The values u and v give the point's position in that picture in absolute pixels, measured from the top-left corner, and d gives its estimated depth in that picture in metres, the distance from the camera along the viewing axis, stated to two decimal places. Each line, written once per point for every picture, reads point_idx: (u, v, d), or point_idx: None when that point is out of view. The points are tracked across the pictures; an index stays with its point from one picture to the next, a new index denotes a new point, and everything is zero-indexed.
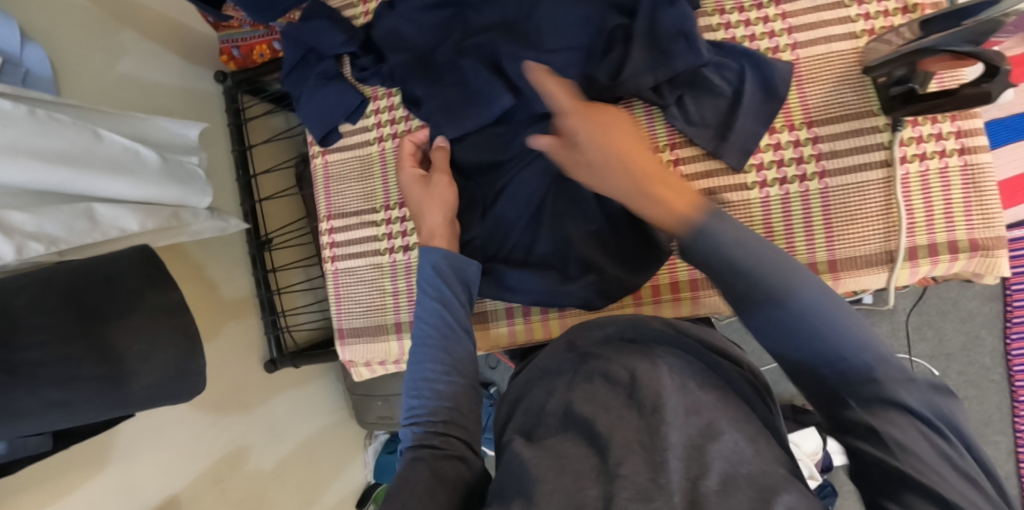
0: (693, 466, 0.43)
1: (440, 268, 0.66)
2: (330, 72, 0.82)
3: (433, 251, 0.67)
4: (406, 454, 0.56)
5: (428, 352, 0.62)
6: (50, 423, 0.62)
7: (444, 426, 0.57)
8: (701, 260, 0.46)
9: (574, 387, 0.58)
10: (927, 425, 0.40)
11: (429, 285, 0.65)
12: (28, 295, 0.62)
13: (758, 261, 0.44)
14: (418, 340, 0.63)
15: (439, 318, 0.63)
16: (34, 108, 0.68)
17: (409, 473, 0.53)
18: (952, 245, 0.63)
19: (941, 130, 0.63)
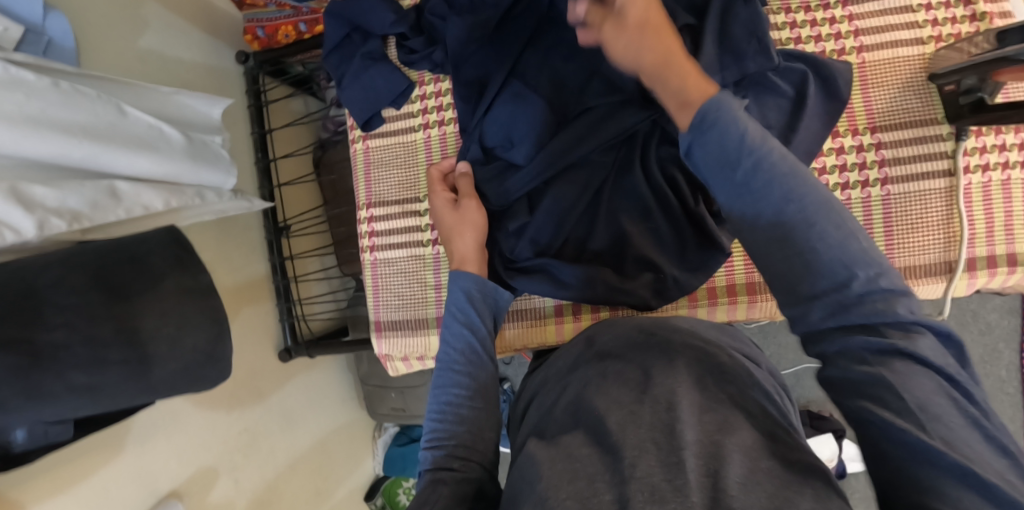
0: (711, 463, 0.43)
1: (472, 295, 0.65)
2: (376, 52, 0.82)
3: (467, 276, 0.66)
4: (425, 475, 0.52)
5: (453, 377, 0.59)
6: (75, 408, 0.59)
7: (463, 449, 0.54)
8: (726, 188, 0.46)
9: (589, 380, 0.56)
10: (944, 382, 0.38)
11: (460, 308, 0.64)
12: (54, 276, 0.59)
13: (790, 195, 0.44)
14: (441, 362, 0.61)
15: (466, 343, 0.61)
16: (57, 79, 0.63)
17: (430, 495, 0.49)
18: (1010, 258, 0.64)
19: (1004, 141, 0.64)
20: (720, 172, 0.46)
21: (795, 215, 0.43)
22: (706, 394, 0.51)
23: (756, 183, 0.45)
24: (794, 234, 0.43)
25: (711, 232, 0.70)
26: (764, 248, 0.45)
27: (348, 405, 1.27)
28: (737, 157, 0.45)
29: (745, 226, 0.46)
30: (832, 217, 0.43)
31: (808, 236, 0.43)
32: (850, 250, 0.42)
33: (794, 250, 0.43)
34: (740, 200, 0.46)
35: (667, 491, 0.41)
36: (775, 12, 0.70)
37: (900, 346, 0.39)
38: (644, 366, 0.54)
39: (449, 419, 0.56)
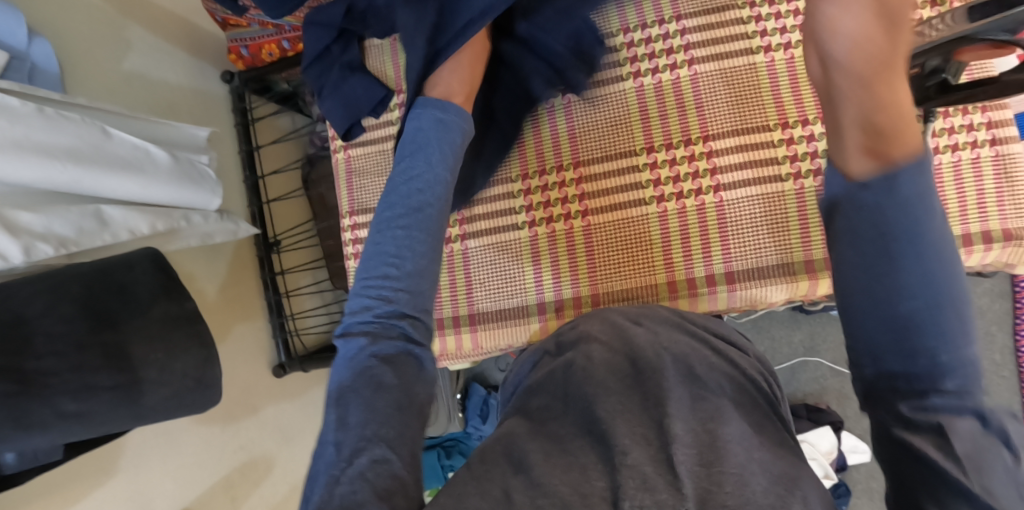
0: (706, 454, 0.44)
1: (444, 123, 0.64)
2: (354, 63, 0.83)
3: (455, 113, 0.65)
4: (365, 343, 0.51)
5: (411, 220, 0.57)
6: (65, 437, 0.58)
7: (408, 303, 0.54)
8: (869, 258, 0.44)
9: (575, 358, 0.56)
10: (1001, 445, 0.41)
11: (443, 146, 0.62)
12: (43, 303, 0.59)
13: (937, 297, 0.42)
14: (397, 197, 0.59)
15: (431, 187, 0.59)
16: (41, 105, 0.64)
17: (376, 379, 0.48)
18: (986, 235, 0.64)
19: (972, 121, 0.65)
20: (869, 235, 0.44)
21: (927, 314, 0.42)
22: (697, 385, 0.51)
23: (904, 270, 0.43)
24: (919, 332, 0.43)
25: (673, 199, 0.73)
26: (879, 326, 0.44)
27: None
28: (899, 231, 0.43)
29: (872, 302, 0.44)
30: (963, 321, 0.42)
31: (936, 337, 0.42)
32: (964, 352, 0.42)
33: (903, 331, 0.43)
34: (870, 267, 0.45)
35: (659, 483, 0.41)
36: (741, 6, 0.75)
37: (974, 410, 0.42)
38: (629, 354, 0.55)
39: (391, 273, 0.54)
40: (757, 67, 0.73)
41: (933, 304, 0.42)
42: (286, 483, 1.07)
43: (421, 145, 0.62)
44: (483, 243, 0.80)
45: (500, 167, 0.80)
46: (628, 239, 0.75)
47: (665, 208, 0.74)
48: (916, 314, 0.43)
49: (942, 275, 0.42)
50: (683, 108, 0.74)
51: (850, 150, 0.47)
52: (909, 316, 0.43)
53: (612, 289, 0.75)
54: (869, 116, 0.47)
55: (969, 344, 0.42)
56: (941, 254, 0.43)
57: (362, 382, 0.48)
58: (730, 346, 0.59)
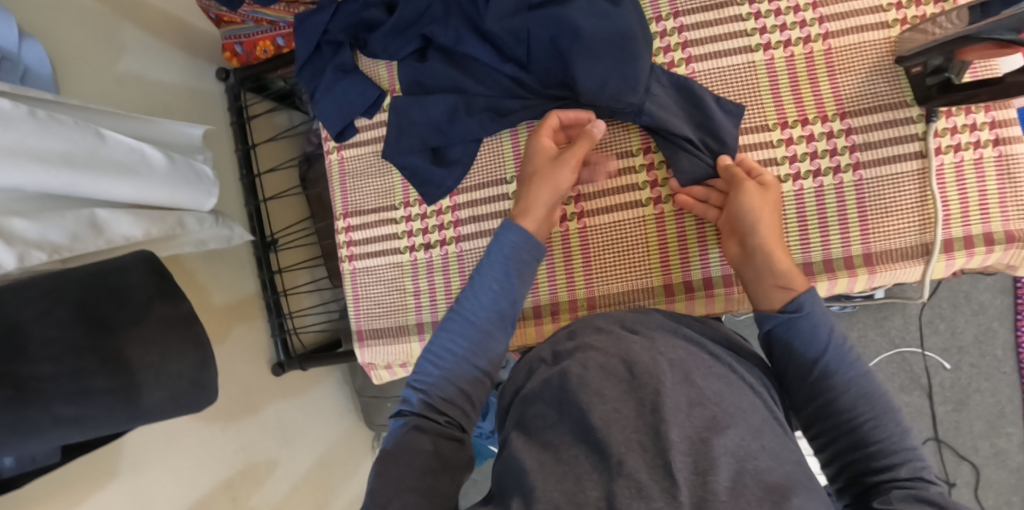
0: (701, 462, 0.43)
1: (523, 247, 0.65)
2: (346, 64, 0.82)
3: (516, 229, 0.65)
4: (409, 418, 0.56)
5: (470, 327, 0.61)
6: (62, 441, 0.58)
7: (447, 404, 0.57)
8: (804, 371, 0.55)
9: (570, 367, 0.54)
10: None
11: (502, 259, 0.64)
12: (38, 306, 0.59)
13: (864, 393, 0.52)
14: (468, 312, 0.62)
15: (492, 306, 0.62)
16: (34, 108, 0.63)
17: (412, 444, 0.53)
18: (987, 237, 0.63)
19: (975, 121, 0.63)
20: (801, 358, 0.55)
21: (867, 411, 0.51)
22: (694, 390, 0.50)
23: (835, 376, 0.53)
24: (862, 428, 0.51)
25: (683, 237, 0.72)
26: (826, 425, 0.53)
27: (347, 417, 1.26)
28: (819, 347, 0.54)
29: (808, 400, 0.54)
30: (892, 415, 0.51)
31: (879, 429, 0.50)
32: (900, 441, 0.50)
33: (849, 431, 0.51)
34: (804, 380, 0.55)
35: (655, 490, 0.41)
36: (740, 3, 0.71)
37: (930, 495, 0.45)
38: (624, 359, 0.54)
39: (444, 375, 0.59)
40: (755, 66, 0.70)
41: (859, 400, 0.52)
42: (286, 482, 1.07)
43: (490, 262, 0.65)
44: (478, 245, 0.79)
45: (470, 171, 0.79)
46: (624, 243, 0.74)
47: (661, 210, 0.73)
48: (852, 410, 0.52)
49: (863, 375, 0.53)
50: None
51: (765, 288, 0.61)
52: (852, 418, 0.51)
53: (609, 292, 0.75)
54: (771, 264, 0.61)
55: (900, 431, 0.50)
56: (855, 362, 0.54)
57: (398, 449, 0.53)
58: (734, 353, 0.59)
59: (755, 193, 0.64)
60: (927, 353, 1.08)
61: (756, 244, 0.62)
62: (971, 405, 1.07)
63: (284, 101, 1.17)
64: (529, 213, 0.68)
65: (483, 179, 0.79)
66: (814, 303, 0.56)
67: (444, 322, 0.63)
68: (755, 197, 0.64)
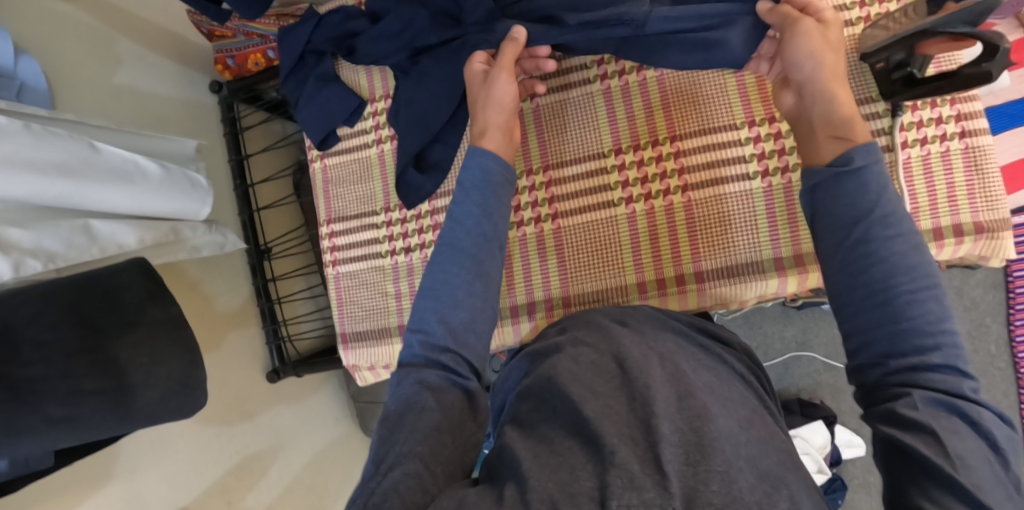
0: (692, 451, 0.44)
1: (491, 171, 0.63)
2: (329, 74, 0.84)
3: (485, 153, 0.63)
4: (411, 373, 0.54)
5: (459, 259, 0.59)
6: (54, 442, 0.59)
7: (450, 340, 0.56)
8: (840, 236, 0.48)
9: (560, 361, 0.55)
10: (988, 447, 0.40)
11: (480, 184, 0.62)
12: (30, 312, 0.60)
13: (907, 265, 0.45)
14: (451, 239, 0.60)
15: (476, 228, 0.60)
16: (29, 122, 0.65)
17: (418, 404, 0.51)
18: (957, 229, 0.64)
19: (941, 114, 0.65)
20: (840, 221, 0.49)
21: (907, 283, 0.45)
22: (683, 381, 0.50)
23: (877, 241, 0.47)
24: (895, 302, 0.45)
25: (661, 238, 0.73)
26: (859, 300, 0.47)
27: (343, 424, 1.27)
28: (865, 207, 0.48)
29: (847, 272, 0.48)
30: (933, 292, 0.45)
31: (914, 302, 0.44)
32: (937, 323, 0.44)
33: (881, 304, 0.45)
34: (847, 250, 0.48)
35: (647, 482, 0.41)
36: None
37: (959, 406, 0.42)
38: (616, 356, 0.54)
39: (446, 308, 0.57)
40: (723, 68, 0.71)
41: (904, 269, 0.45)
42: (278, 486, 1.08)
43: (467, 191, 0.62)
44: None
45: (447, 177, 0.81)
46: (599, 242, 0.75)
47: (633, 209, 0.74)
48: (890, 283, 0.45)
49: (907, 243, 0.46)
50: (650, 109, 0.74)
51: (819, 140, 0.54)
52: (888, 288, 0.45)
53: (584, 290, 0.76)
54: (827, 113, 0.54)
55: (939, 307, 0.44)
56: (904, 226, 0.47)
57: (404, 410, 0.51)
58: (719, 344, 0.61)
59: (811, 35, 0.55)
60: None
61: (815, 90, 0.55)
62: None
63: (277, 110, 1.18)
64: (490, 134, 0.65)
65: None
66: (870, 155, 0.49)
67: (433, 258, 0.61)
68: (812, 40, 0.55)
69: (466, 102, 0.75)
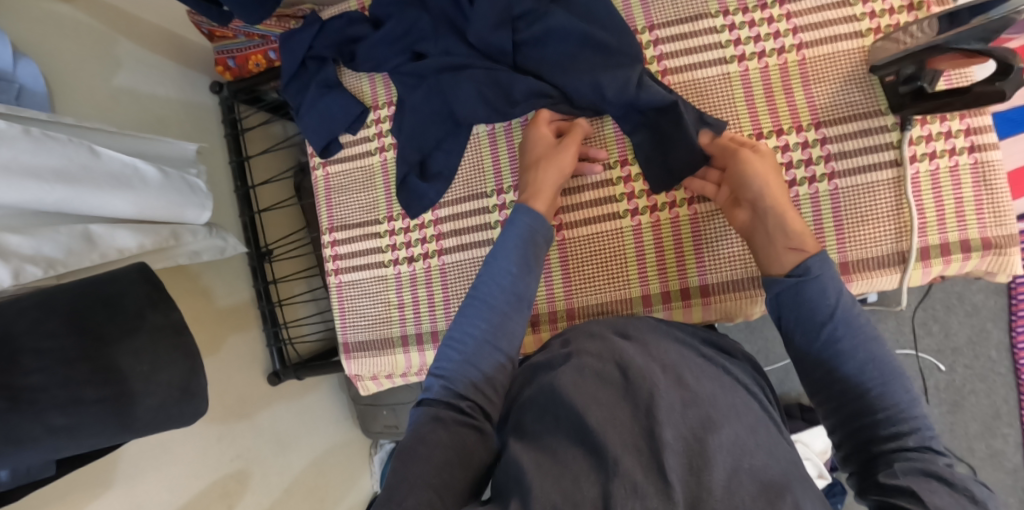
0: (695, 460, 0.44)
1: (535, 237, 0.66)
2: (331, 79, 0.83)
3: (529, 212, 0.66)
4: (429, 409, 0.56)
5: (487, 310, 0.62)
6: (54, 451, 0.59)
7: (470, 389, 0.57)
8: (814, 338, 0.55)
9: (563, 375, 0.53)
10: (968, 500, 0.42)
11: (518, 242, 0.65)
12: (30, 320, 0.60)
13: (874, 364, 0.52)
14: (485, 296, 0.63)
15: (508, 289, 0.62)
16: (28, 126, 0.64)
17: (429, 438, 0.52)
18: (963, 244, 0.64)
19: (950, 128, 0.64)
20: (811, 326, 0.55)
21: (875, 377, 0.51)
22: (688, 393, 0.49)
23: (842, 340, 0.53)
24: (869, 395, 0.51)
25: (668, 252, 0.73)
26: (838, 393, 0.53)
27: (343, 426, 1.28)
28: (828, 312, 0.54)
29: (821, 373, 0.54)
30: (902, 383, 0.51)
31: (886, 391, 0.51)
32: (909, 408, 0.50)
33: (856, 398, 0.52)
34: (822, 353, 0.54)
35: (650, 488, 0.41)
36: (713, 15, 0.72)
37: (935, 471, 0.45)
38: (619, 365, 0.53)
39: (470, 361, 0.59)
40: (731, 77, 0.71)
41: (873, 368, 0.52)
42: (279, 488, 1.08)
43: (496, 253, 0.65)
44: (459, 258, 0.79)
45: (450, 185, 0.80)
46: (604, 255, 0.75)
47: (639, 221, 0.74)
48: (861, 380, 0.52)
49: (870, 337, 0.53)
50: None
51: (776, 249, 0.60)
52: (862, 384, 0.52)
53: (588, 302, 0.76)
54: (782, 228, 0.60)
55: (911, 397, 0.51)
56: (863, 326, 0.54)
57: (415, 442, 0.52)
58: (723, 355, 0.59)
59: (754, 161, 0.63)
60: (921, 354, 1.08)
61: (765, 205, 0.62)
62: (966, 407, 1.07)
63: (278, 112, 1.17)
64: (539, 194, 0.69)
65: (463, 192, 0.80)
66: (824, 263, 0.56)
67: (463, 308, 0.64)
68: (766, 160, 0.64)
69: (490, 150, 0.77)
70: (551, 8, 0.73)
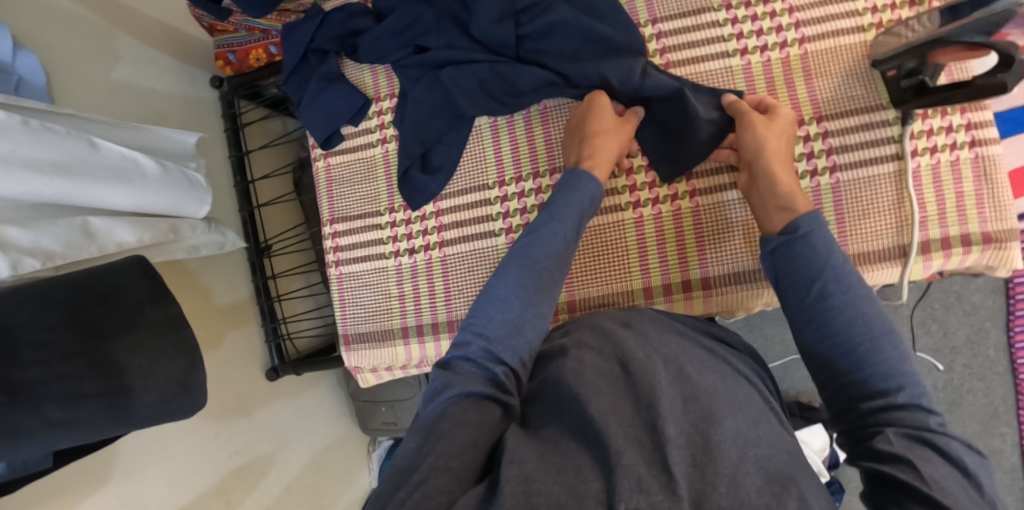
0: (699, 454, 0.44)
1: (588, 204, 0.66)
2: (332, 72, 0.83)
3: (593, 181, 0.67)
4: (454, 383, 0.53)
5: (528, 275, 0.60)
6: (53, 444, 0.59)
7: (508, 356, 0.55)
8: (803, 296, 0.55)
9: (565, 365, 0.54)
10: (961, 474, 0.44)
11: (577, 212, 0.65)
12: (28, 311, 0.60)
13: (865, 320, 0.51)
14: (529, 262, 0.61)
15: (553, 257, 0.62)
16: (27, 118, 0.64)
17: (454, 412, 0.50)
18: (964, 238, 0.64)
19: (951, 123, 0.65)
20: (801, 285, 0.55)
21: (864, 333, 0.51)
22: (689, 385, 0.49)
23: (832, 298, 0.53)
24: (856, 352, 0.50)
25: (670, 245, 0.73)
26: (828, 352, 0.52)
27: (342, 423, 1.27)
28: (817, 269, 0.55)
29: (811, 331, 0.54)
30: (893, 340, 0.50)
31: (874, 347, 0.50)
32: (896, 366, 0.49)
33: (844, 356, 0.51)
34: (811, 311, 0.54)
35: (655, 484, 0.41)
36: (716, 9, 0.72)
37: (928, 437, 0.45)
38: (621, 358, 0.53)
39: (507, 323, 0.57)
40: (733, 70, 0.71)
41: (862, 324, 0.51)
42: (279, 485, 1.08)
43: (549, 217, 0.65)
44: (460, 250, 0.79)
45: (452, 178, 0.80)
46: (605, 246, 0.75)
47: (640, 214, 0.74)
48: (851, 337, 0.51)
49: (859, 295, 0.53)
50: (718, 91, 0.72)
51: (769, 210, 0.62)
52: (850, 339, 0.51)
53: (589, 295, 0.75)
54: (775, 187, 0.61)
55: (901, 355, 0.50)
56: (853, 282, 0.53)
57: (440, 417, 0.50)
58: (724, 346, 0.59)
59: (761, 121, 0.65)
60: (919, 353, 1.08)
61: (761, 165, 0.63)
62: (964, 405, 1.07)
63: (278, 107, 1.17)
64: (601, 165, 0.68)
65: (465, 184, 0.80)
66: (814, 221, 0.57)
67: (501, 270, 0.62)
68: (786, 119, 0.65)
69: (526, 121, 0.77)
70: (555, 4, 0.72)
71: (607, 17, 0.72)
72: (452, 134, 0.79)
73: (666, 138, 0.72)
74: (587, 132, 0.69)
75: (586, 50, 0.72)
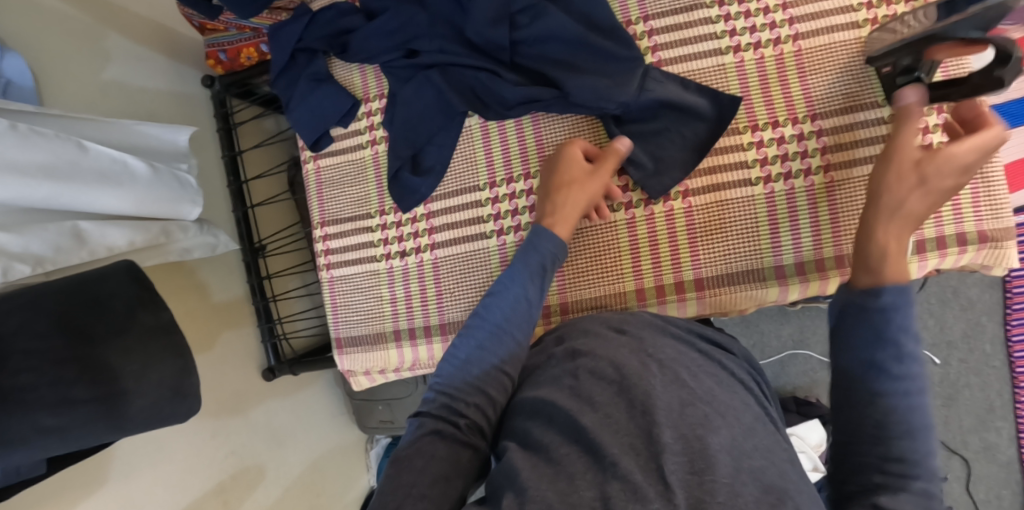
0: (696, 461, 0.43)
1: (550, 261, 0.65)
2: (321, 73, 0.83)
3: (550, 238, 0.66)
4: (427, 423, 0.55)
5: (496, 328, 0.61)
6: (48, 450, 0.58)
7: (471, 407, 0.56)
8: (853, 367, 0.48)
9: (562, 378, 0.53)
10: None
11: (535, 269, 0.64)
12: (18, 319, 0.59)
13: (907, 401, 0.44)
14: (495, 317, 0.61)
15: (519, 313, 0.61)
16: (15, 122, 0.63)
17: (429, 451, 0.52)
18: (960, 237, 0.64)
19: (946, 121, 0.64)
20: (855, 361, 0.48)
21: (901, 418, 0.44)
22: (685, 390, 0.49)
23: (885, 379, 0.45)
24: (884, 438, 0.44)
25: (665, 249, 0.72)
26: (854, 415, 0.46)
27: (339, 422, 1.27)
28: (880, 335, 0.47)
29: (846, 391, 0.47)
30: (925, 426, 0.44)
31: (909, 439, 0.43)
32: (922, 459, 0.43)
33: (868, 434, 0.45)
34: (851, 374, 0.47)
35: (651, 491, 0.40)
36: (709, 6, 0.71)
37: None
38: (614, 362, 0.52)
39: (471, 372, 0.59)
40: (725, 69, 0.70)
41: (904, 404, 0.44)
42: (278, 486, 1.08)
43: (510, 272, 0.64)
44: (452, 253, 0.79)
45: (444, 179, 0.80)
46: (599, 248, 0.74)
47: (633, 215, 0.73)
48: (884, 409, 0.45)
49: (913, 379, 0.45)
50: (749, 93, 0.70)
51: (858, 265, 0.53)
52: (884, 430, 0.44)
53: (583, 297, 0.75)
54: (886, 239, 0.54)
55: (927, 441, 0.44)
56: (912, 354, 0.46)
57: (413, 455, 0.52)
58: (719, 350, 0.59)
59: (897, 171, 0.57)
60: None
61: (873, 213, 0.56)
62: (960, 400, 1.07)
63: (270, 106, 1.17)
64: (563, 220, 0.67)
65: (456, 186, 0.79)
66: (901, 293, 0.47)
67: (468, 328, 0.63)
68: (943, 172, 0.55)
69: (506, 158, 0.77)
70: (549, 5, 0.71)
71: (598, 16, 0.71)
72: (443, 134, 0.78)
73: (659, 138, 0.72)
74: (552, 183, 0.70)
75: (580, 49, 0.72)
